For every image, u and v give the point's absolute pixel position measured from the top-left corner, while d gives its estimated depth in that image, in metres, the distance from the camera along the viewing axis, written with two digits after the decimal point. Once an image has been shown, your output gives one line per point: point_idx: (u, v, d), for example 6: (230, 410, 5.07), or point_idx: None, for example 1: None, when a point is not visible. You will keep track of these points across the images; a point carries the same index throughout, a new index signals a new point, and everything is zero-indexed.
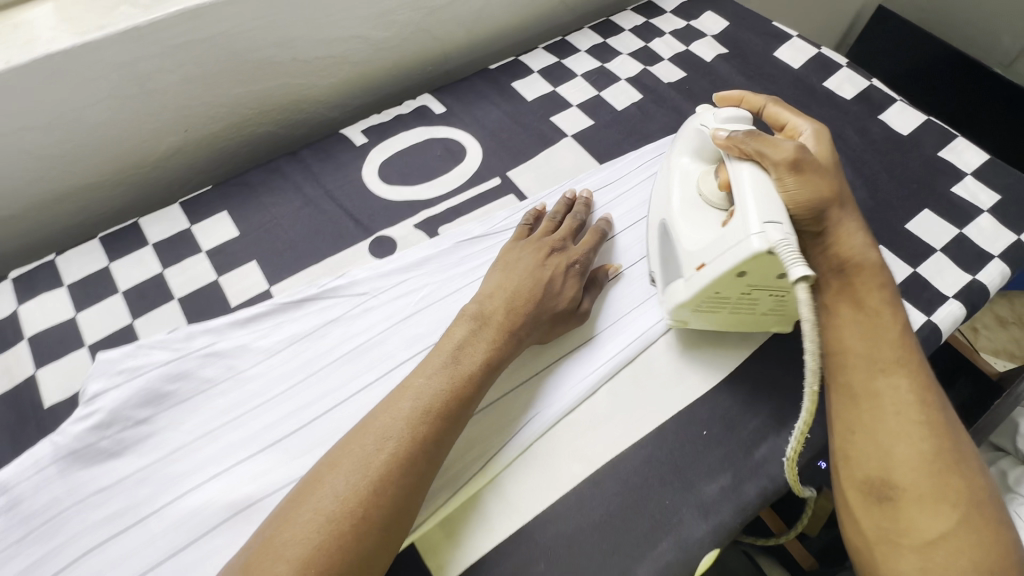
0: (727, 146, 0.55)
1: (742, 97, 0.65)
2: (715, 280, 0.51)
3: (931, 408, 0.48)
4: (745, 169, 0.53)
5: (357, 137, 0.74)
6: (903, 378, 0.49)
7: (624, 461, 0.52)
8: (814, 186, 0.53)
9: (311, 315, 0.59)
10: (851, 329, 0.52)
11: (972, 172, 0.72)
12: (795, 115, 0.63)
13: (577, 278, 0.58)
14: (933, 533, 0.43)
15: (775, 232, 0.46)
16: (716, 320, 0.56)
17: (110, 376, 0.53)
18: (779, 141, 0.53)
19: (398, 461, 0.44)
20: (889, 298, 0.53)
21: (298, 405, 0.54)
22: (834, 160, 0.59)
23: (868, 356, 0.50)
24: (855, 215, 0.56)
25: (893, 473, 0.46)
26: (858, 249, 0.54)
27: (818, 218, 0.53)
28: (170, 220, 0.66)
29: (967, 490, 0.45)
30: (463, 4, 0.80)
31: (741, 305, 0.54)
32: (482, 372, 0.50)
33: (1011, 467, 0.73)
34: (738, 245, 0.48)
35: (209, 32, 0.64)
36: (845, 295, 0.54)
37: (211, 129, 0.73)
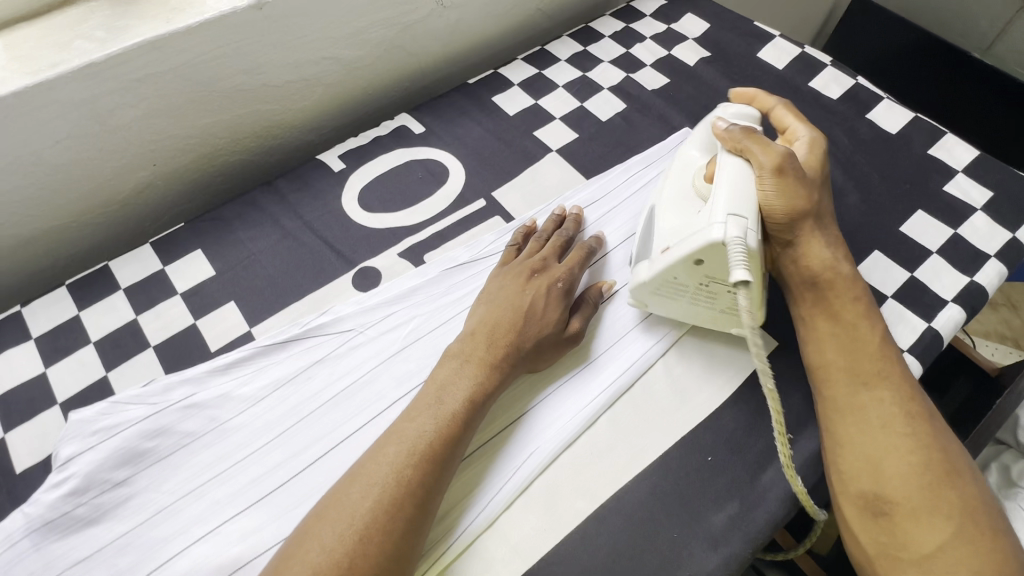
0: (725, 137, 0.54)
1: (755, 94, 0.64)
2: (674, 264, 0.50)
3: (916, 418, 0.47)
4: (733, 163, 0.52)
5: (334, 162, 0.72)
6: (887, 389, 0.48)
7: (628, 495, 0.50)
8: (791, 196, 0.52)
9: (295, 357, 0.57)
10: (831, 343, 0.51)
11: (963, 169, 0.71)
12: (798, 120, 0.61)
13: (562, 299, 0.56)
14: (930, 546, 0.43)
15: (734, 226, 0.46)
16: (677, 308, 0.55)
17: (84, 438, 0.50)
18: (772, 143, 0.52)
19: (385, 509, 0.42)
20: (866, 309, 0.52)
21: (286, 455, 0.51)
22: (821, 172, 0.58)
23: (850, 370, 0.49)
24: (829, 229, 0.55)
25: (886, 487, 0.45)
26: (831, 262, 0.53)
27: (787, 227, 0.53)
28: (141, 262, 0.63)
29: (961, 499, 0.44)
30: (438, 18, 0.78)
31: (701, 297, 0.52)
32: (464, 414, 0.48)
33: (1014, 461, 0.73)
34: (700, 232, 0.48)
35: (171, 64, 0.61)
36: (820, 308, 0.53)
37: (181, 162, 0.70)
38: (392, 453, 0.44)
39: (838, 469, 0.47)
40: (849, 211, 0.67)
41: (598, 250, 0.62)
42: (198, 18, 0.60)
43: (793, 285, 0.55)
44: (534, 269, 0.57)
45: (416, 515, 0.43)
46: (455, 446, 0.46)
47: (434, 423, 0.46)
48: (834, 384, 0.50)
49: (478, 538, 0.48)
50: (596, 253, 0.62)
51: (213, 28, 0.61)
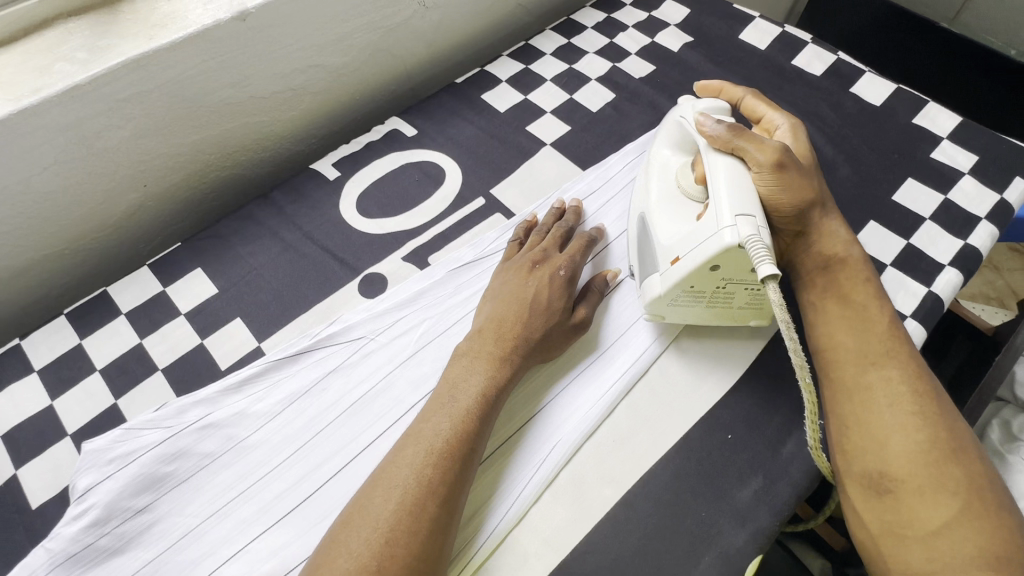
0: (711, 137, 0.53)
1: (722, 86, 0.65)
2: (689, 274, 0.49)
3: (924, 397, 0.47)
4: (727, 162, 0.51)
5: (329, 171, 0.71)
6: (896, 368, 0.48)
7: (654, 478, 0.51)
8: (798, 188, 0.53)
9: (310, 368, 0.56)
10: (839, 325, 0.52)
11: (948, 136, 0.72)
12: (772, 109, 0.62)
13: (565, 287, 0.55)
14: (934, 523, 0.43)
15: (745, 226, 0.46)
16: (693, 314, 0.55)
17: (101, 467, 0.49)
18: (765, 139, 0.51)
19: (408, 510, 0.41)
20: (876, 290, 0.53)
21: (308, 468, 0.51)
22: (811, 156, 0.59)
23: (857, 350, 0.50)
24: (837, 216, 0.57)
25: (891, 465, 0.45)
26: (841, 247, 0.56)
27: (796, 219, 0.55)
28: (140, 285, 0.62)
29: (967, 476, 0.44)
30: (421, 19, 0.77)
31: (717, 299, 0.53)
32: (479, 410, 0.47)
33: (1014, 415, 0.75)
34: (712, 237, 0.47)
35: (157, 81, 0.60)
36: (831, 292, 0.54)
37: (172, 180, 0.69)
38: (411, 455, 0.44)
39: (845, 448, 0.48)
40: (842, 184, 0.69)
41: (599, 241, 0.62)
42: (180, 33, 0.59)
43: (806, 270, 0.56)
44: (535, 260, 0.57)
45: (441, 514, 0.42)
46: (474, 443, 0.46)
47: (449, 422, 0.46)
48: (842, 365, 0.50)
49: (509, 534, 0.48)
50: (598, 243, 0.62)
51: (197, 42, 0.60)
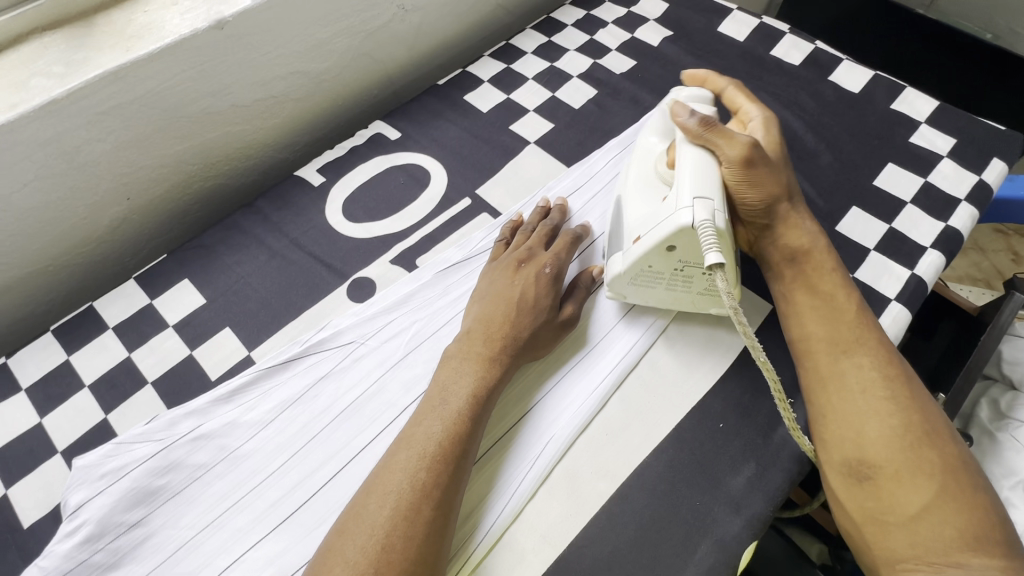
0: (683, 129, 0.53)
1: (707, 76, 0.64)
2: (646, 254, 0.51)
3: (895, 382, 0.48)
4: (696, 155, 0.52)
5: (313, 177, 0.71)
6: (866, 355, 0.49)
7: (648, 470, 0.51)
8: (764, 183, 0.53)
9: (300, 375, 0.56)
10: (809, 315, 0.53)
11: (926, 120, 0.73)
12: (749, 101, 0.62)
13: (551, 284, 0.55)
14: (914, 508, 0.43)
15: (701, 208, 0.47)
16: (655, 294, 0.56)
17: (92, 483, 0.49)
18: (735, 133, 0.52)
19: (404, 515, 0.41)
20: (843, 279, 0.53)
21: (304, 474, 0.51)
22: (780, 150, 0.58)
23: (829, 340, 0.51)
24: (803, 208, 0.57)
25: (869, 452, 0.46)
26: (806, 238, 0.55)
27: (762, 211, 0.55)
28: (126, 298, 0.62)
29: (943, 458, 0.45)
30: (400, 22, 0.77)
31: (676, 282, 0.53)
32: (471, 411, 0.47)
33: (1001, 393, 0.77)
34: (668, 218, 0.49)
35: (136, 93, 0.60)
36: (798, 281, 0.54)
37: (156, 192, 0.68)
38: (404, 460, 0.44)
39: (823, 437, 0.48)
40: (824, 171, 0.70)
41: (585, 239, 0.62)
42: (157, 44, 0.59)
43: (774, 262, 0.56)
44: (522, 259, 0.57)
45: (436, 517, 0.42)
46: (467, 445, 0.46)
47: (441, 425, 0.46)
48: (815, 354, 0.51)
49: (507, 531, 0.48)
50: (583, 241, 0.61)
51: (175, 52, 0.60)
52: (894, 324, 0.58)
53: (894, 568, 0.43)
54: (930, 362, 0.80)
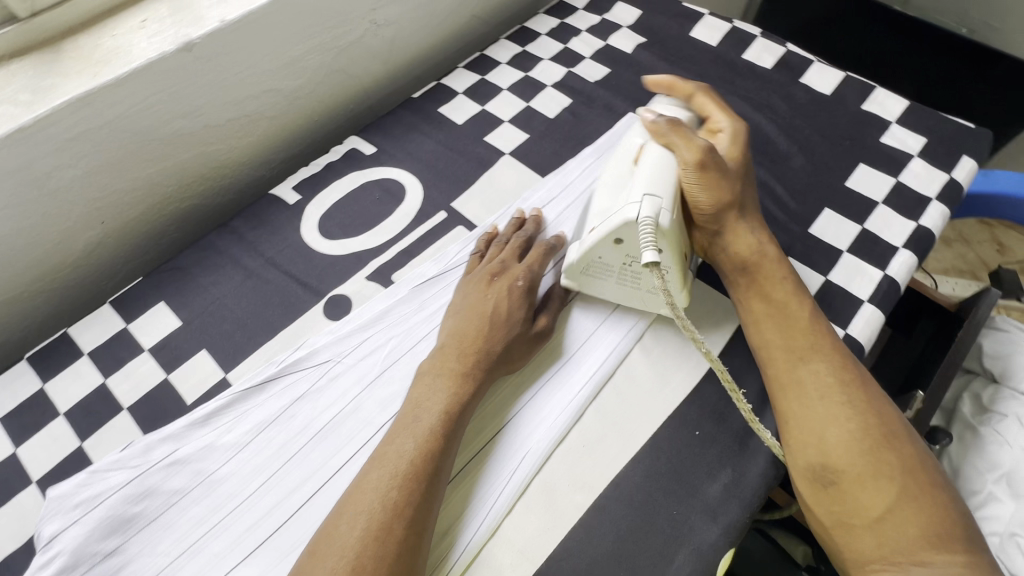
0: (652, 129, 0.56)
1: (671, 82, 0.64)
2: (596, 244, 0.53)
3: (850, 385, 0.49)
4: (658, 154, 0.54)
5: (289, 195, 0.71)
6: (821, 361, 0.50)
7: (625, 480, 0.51)
8: (718, 188, 0.55)
9: (276, 396, 0.56)
10: (765, 323, 0.54)
11: (897, 120, 0.74)
12: (720, 110, 0.62)
13: (524, 296, 0.56)
14: (879, 510, 0.44)
15: (648, 205, 0.50)
16: (612, 289, 0.58)
17: (66, 513, 0.49)
18: (694, 137, 0.54)
19: (374, 535, 0.41)
20: (794, 286, 0.54)
21: (280, 497, 0.51)
22: (743, 161, 0.59)
23: (786, 347, 0.52)
24: (753, 218, 0.57)
25: (831, 457, 0.46)
26: (756, 247, 0.56)
27: (711, 218, 0.56)
28: (101, 323, 0.61)
29: (902, 459, 0.46)
30: (373, 37, 0.77)
31: (626, 277, 0.56)
32: (443, 428, 0.48)
33: (983, 387, 0.77)
34: (618, 212, 0.52)
35: (104, 117, 0.59)
36: (752, 290, 0.55)
37: (131, 215, 0.68)
38: (375, 479, 0.44)
39: (787, 444, 0.49)
40: (797, 174, 0.70)
41: (559, 249, 0.62)
42: (125, 68, 0.59)
43: (726, 272, 0.57)
44: (494, 272, 0.57)
45: (408, 536, 0.42)
46: (440, 462, 0.46)
47: (414, 442, 0.46)
48: (773, 362, 0.52)
49: (483, 547, 0.49)
50: (557, 252, 0.61)
51: (145, 75, 0.60)
52: (866, 325, 0.59)
53: (864, 570, 0.44)
54: (911, 358, 0.80)
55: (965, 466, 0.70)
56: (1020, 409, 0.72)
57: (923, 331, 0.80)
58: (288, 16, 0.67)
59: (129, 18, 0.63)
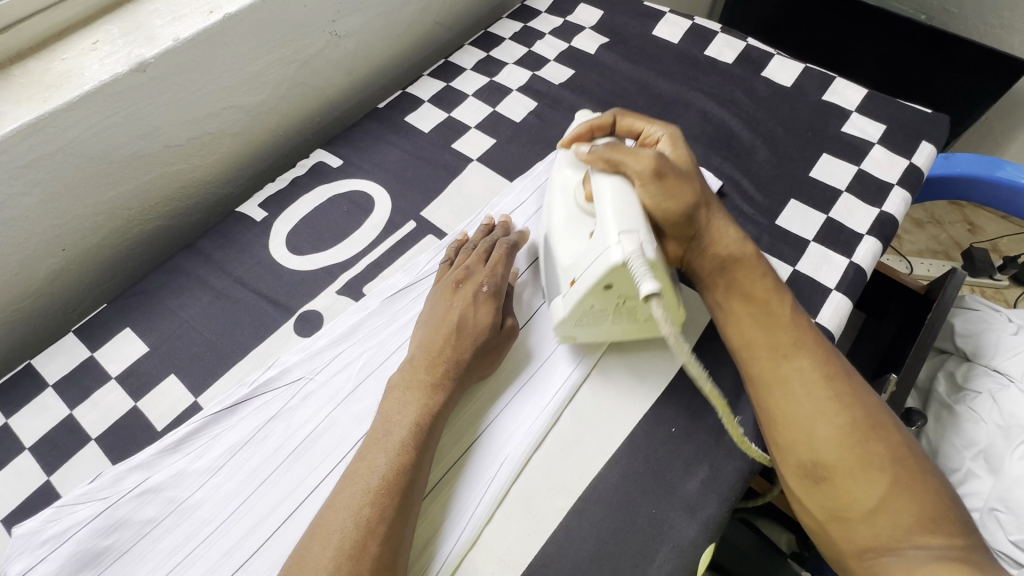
0: (591, 159, 0.54)
1: (589, 127, 0.62)
2: (586, 295, 0.50)
3: (835, 378, 0.49)
4: (608, 181, 0.52)
5: (255, 212, 0.70)
6: (805, 356, 0.50)
7: (603, 482, 0.51)
8: (678, 195, 0.54)
9: (247, 418, 0.55)
10: (745, 321, 0.53)
11: (857, 109, 0.75)
12: (648, 122, 0.61)
13: (489, 301, 0.56)
14: (872, 502, 0.44)
15: (628, 243, 0.46)
16: (607, 328, 0.54)
17: (33, 551, 0.48)
18: (639, 150, 0.54)
19: (348, 554, 0.41)
20: (773, 284, 0.55)
21: (255, 519, 0.50)
22: (692, 161, 0.59)
23: (769, 344, 0.51)
24: (722, 212, 0.58)
25: (821, 453, 0.46)
26: (733, 246, 0.56)
27: (685, 227, 0.55)
28: (65, 353, 0.60)
29: (891, 449, 0.46)
30: (334, 48, 0.76)
31: (623, 314, 0.53)
32: (415, 440, 0.47)
33: (957, 366, 0.78)
34: (600, 257, 0.48)
35: (58, 143, 0.58)
36: (732, 292, 0.55)
37: (94, 240, 0.66)
38: (348, 497, 0.44)
39: (776, 441, 0.49)
40: (761, 166, 0.71)
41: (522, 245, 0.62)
42: (77, 91, 0.57)
43: (705, 274, 0.57)
44: (458, 279, 0.57)
45: (383, 552, 0.42)
46: (413, 473, 0.46)
47: (386, 457, 0.46)
48: (756, 361, 0.52)
49: (464, 557, 0.48)
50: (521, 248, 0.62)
51: (99, 99, 0.58)
52: (835, 313, 0.60)
53: (860, 561, 0.44)
54: (884, 340, 0.81)
55: (943, 445, 0.71)
56: (992, 384, 0.72)
57: (895, 314, 0.82)
58: (245, 31, 0.66)
59: (80, 40, 0.62)
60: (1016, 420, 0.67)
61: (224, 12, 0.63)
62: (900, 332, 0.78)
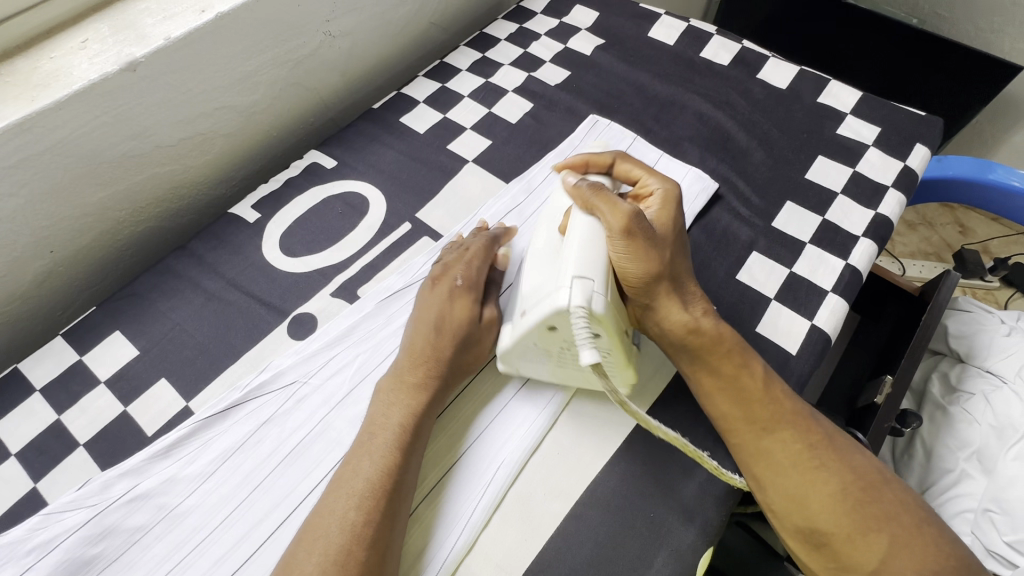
0: (574, 192, 0.52)
1: (588, 159, 0.62)
2: (529, 330, 0.48)
3: (819, 446, 0.48)
4: (583, 225, 0.50)
5: (248, 213, 0.69)
6: (786, 428, 0.48)
7: (602, 485, 0.51)
8: (648, 257, 0.49)
9: (240, 423, 0.54)
10: (718, 396, 0.51)
11: (852, 111, 0.75)
12: (648, 172, 0.59)
13: (462, 295, 0.55)
14: (874, 564, 0.44)
15: (579, 290, 0.45)
16: (548, 368, 0.53)
17: (19, 559, 0.47)
18: (619, 202, 0.49)
19: (335, 560, 0.41)
20: (743, 357, 0.51)
21: (248, 525, 0.49)
22: (678, 226, 0.55)
23: (747, 418, 0.49)
24: (688, 289, 0.53)
25: (817, 522, 0.46)
26: (691, 324, 0.51)
27: (645, 293, 0.51)
28: (53, 356, 0.59)
29: (883, 508, 0.46)
30: (328, 48, 0.76)
31: (567, 359, 0.50)
32: (400, 442, 0.47)
33: (950, 367, 0.79)
34: (548, 296, 0.46)
35: (46, 144, 0.57)
36: (699, 366, 0.52)
37: (83, 241, 0.65)
38: (337, 505, 0.44)
39: (770, 509, 0.48)
40: (757, 168, 0.71)
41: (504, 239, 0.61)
42: (66, 91, 0.56)
43: (670, 347, 0.53)
44: (434, 277, 0.57)
45: (370, 556, 0.42)
46: (400, 475, 0.46)
47: (372, 460, 0.46)
48: (738, 433, 0.50)
49: (462, 560, 0.48)
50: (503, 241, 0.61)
51: (88, 99, 0.57)
52: (832, 315, 0.60)
53: None
54: (879, 342, 0.81)
55: (938, 446, 0.71)
56: (985, 385, 0.73)
57: (890, 315, 0.82)
58: (237, 30, 0.65)
59: (68, 39, 0.61)
60: (1010, 421, 0.67)
61: (216, 11, 0.62)
62: (895, 334, 0.78)
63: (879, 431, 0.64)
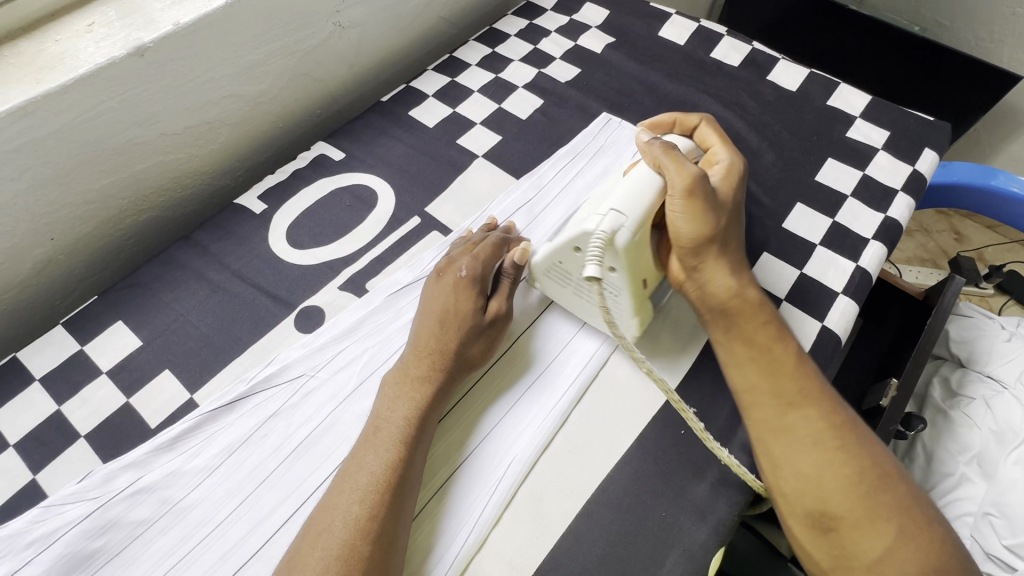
0: (645, 150, 0.54)
1: (674, 119, 0.63)
2: (557, 248, 0.53)
3: (841, 429, 0.48)
4: (645, 176, 0.52)
5: (254, 205, 0.67)
6: (811, 406, 0.49)
7: (613, 483, 0.50)
8: (707, 215, 0.52)
9: (246, 416, 0.53)
10: (747, 366, 0.51)
11: (861, 115, 0.75)
12: (720, 143, 0.60)
13: (469, 287, 0.54)
14: (875, 555, 0.43)
15: (609, 219, 0.48)
16: (568, 296, 0.57)
17: (18, 553, 0.45)
18: (687, 163, 0.52)
19: (343, 559, 0.40)
20: (777, 329, 0.53)
21: (254, 521, 0.48)
22: (739, 201, 0.57)
23: (774, 392, 0.49)
24: (731, 258, 0.55)
25: (830, 503, 0.45)
26: (735, 289, 0.54)
27: (691, 254, 0.53)
28: (54, 346, 0.58)
29: (896, 500, 0.45)
30: (338, 40, 0.75)
31: (580, 288, 0.55)
32: (406, 437, 0.47)
33: (952, 371, 0.79)
34: (579, 220, 0.50)
35: (50, 128, 0.55)
36: (732, 332, 0.53)
37: (83, 230, 0.64)
38: (343, 504, 0.43)
39: (778, 492, 0.48)
40: (768, 170, 0.71)
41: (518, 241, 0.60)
42: (72, 75, 0.55)
43: (703, 312, 0.55)
44: (439, 269, 0.56)
45: (375, 551, 0.41)
46: (406, 469, 0.45)
47: (378, 458, 0.45)
48: (763, 407, 0.49)
49: (472, 559, 0.47)
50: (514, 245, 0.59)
51: (94, 83, 0.56)
52: (842, 317, 0.60)
53: None
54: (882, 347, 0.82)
55: (938, 450, 0.72)
56: (985, 390, 0.73)
57: (893, 320, 0.82)
58: (246, 19, 0.64)
59: (74, 23, 0.60)
60: (1010, 425, 0.68)
61: None
62: (898, 339, 0.79)
63: (886, 435, 0.63)
